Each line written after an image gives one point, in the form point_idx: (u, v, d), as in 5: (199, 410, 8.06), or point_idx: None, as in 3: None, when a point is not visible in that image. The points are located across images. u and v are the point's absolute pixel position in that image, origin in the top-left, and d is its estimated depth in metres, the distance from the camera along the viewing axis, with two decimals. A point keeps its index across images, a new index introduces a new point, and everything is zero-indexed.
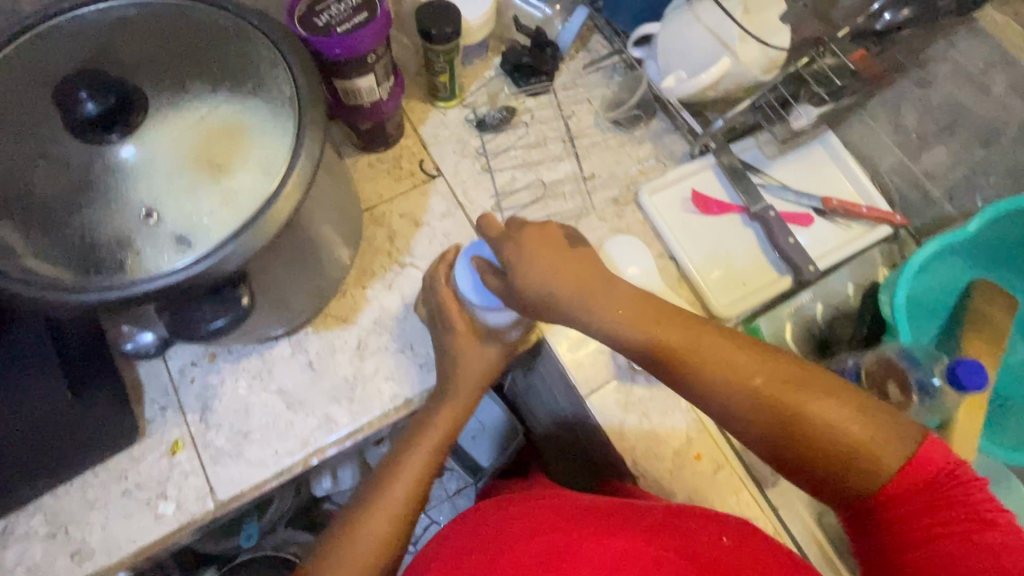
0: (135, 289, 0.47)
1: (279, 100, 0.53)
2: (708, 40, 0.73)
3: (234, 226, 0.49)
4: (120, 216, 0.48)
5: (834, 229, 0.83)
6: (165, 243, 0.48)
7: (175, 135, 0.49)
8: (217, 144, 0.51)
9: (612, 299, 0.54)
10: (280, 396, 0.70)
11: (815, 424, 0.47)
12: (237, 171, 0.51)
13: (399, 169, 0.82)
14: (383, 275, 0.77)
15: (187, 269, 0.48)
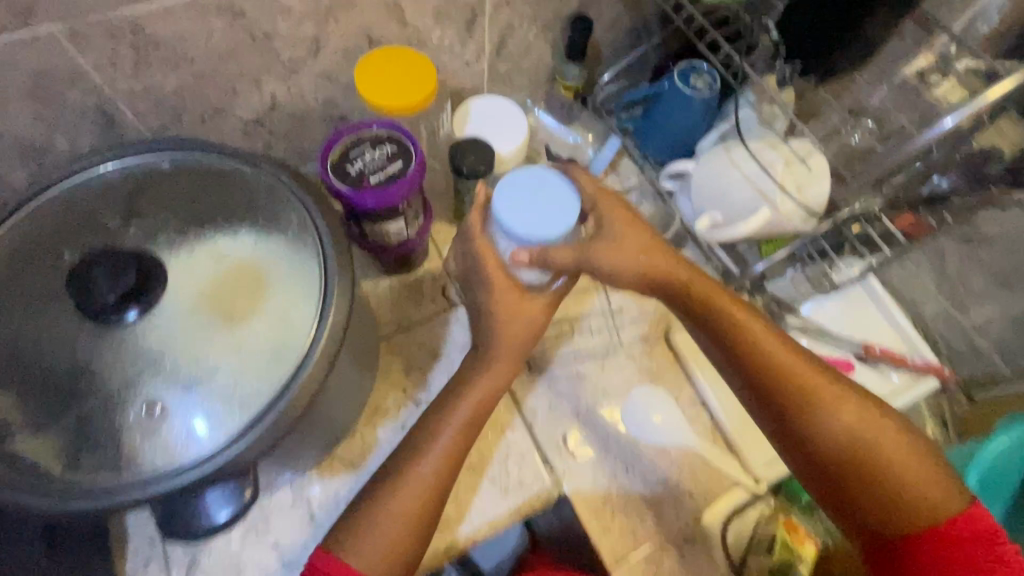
0: (142, 484, 0.44)
1: (304, 257, 0.52)
2: (744, 189, 0.71)
3: (256, 395, 0.47)
4: (130, 397, 0.46)
5: (878, 379, 0.78)
6: (173, 431, 0.45)
7: (198, 299, 0.48)
8: (243, 307, 0.50)
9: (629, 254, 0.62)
10: (276, 554, 0.65)
11: (877, 451, 0.57)
12: (261, 331, 0.49)
13: (420, 295, 0.80)
14: (397, 414, 0.72)
15: (204, 453, 0.45)
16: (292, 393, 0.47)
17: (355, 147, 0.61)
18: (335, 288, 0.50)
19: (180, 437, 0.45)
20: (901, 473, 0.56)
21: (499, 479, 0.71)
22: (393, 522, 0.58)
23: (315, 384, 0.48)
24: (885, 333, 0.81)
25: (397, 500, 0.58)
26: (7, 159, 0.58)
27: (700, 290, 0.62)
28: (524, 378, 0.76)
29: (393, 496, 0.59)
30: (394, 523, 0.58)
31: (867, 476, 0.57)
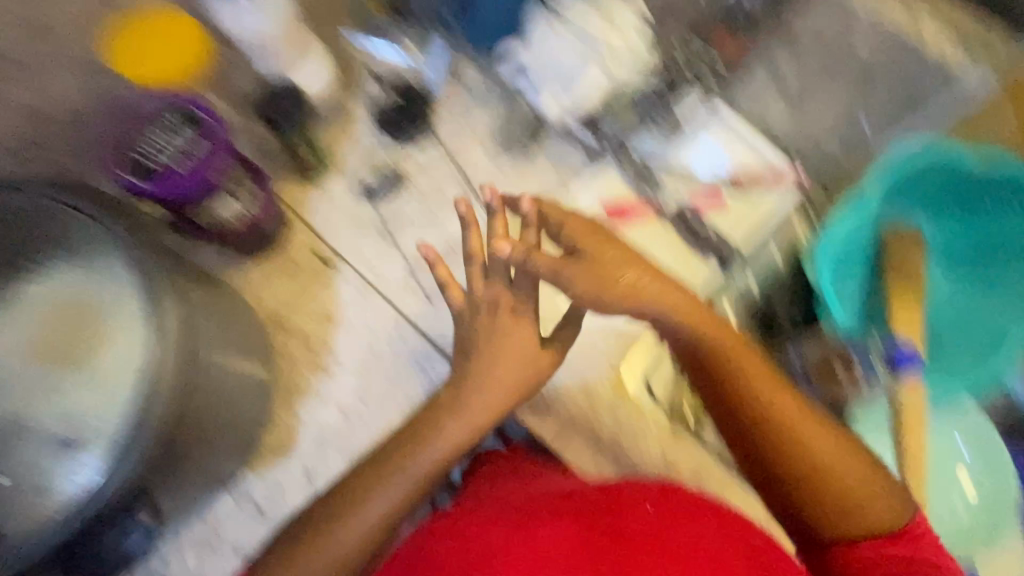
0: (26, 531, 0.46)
1: (104, 272, 0.49)
2: (575, 49, 0.75)
3: (104, 420, 0.47)
4: (11, 451, 0.48)
5: (746, 204, 0.80)
6: (51, 473, 0.47)
7: (36, 335, 0.50)
8: (79, 337, 0.50)
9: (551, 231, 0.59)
10: (237, 556, 0.64)
11: (768, 403, 0.53)
12: (93, 351, 0.49)
13: (295, 268, 0.76)
14: (312, 389, 0.70)
15: (78, 488, 0.46)
16: (152, 401, 0.46)
17: (145, 134, 0.58)
18: (148, 290, 0.47)
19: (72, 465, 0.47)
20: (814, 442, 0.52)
21: None
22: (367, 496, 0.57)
23: (162, 395, 0.47)
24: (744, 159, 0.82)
25: (355, 518, 0.56)
26: None
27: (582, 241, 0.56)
28: (425, 310, 0.74)
29: (343, 512, 0.57)
30: (347, 537, 0.56)
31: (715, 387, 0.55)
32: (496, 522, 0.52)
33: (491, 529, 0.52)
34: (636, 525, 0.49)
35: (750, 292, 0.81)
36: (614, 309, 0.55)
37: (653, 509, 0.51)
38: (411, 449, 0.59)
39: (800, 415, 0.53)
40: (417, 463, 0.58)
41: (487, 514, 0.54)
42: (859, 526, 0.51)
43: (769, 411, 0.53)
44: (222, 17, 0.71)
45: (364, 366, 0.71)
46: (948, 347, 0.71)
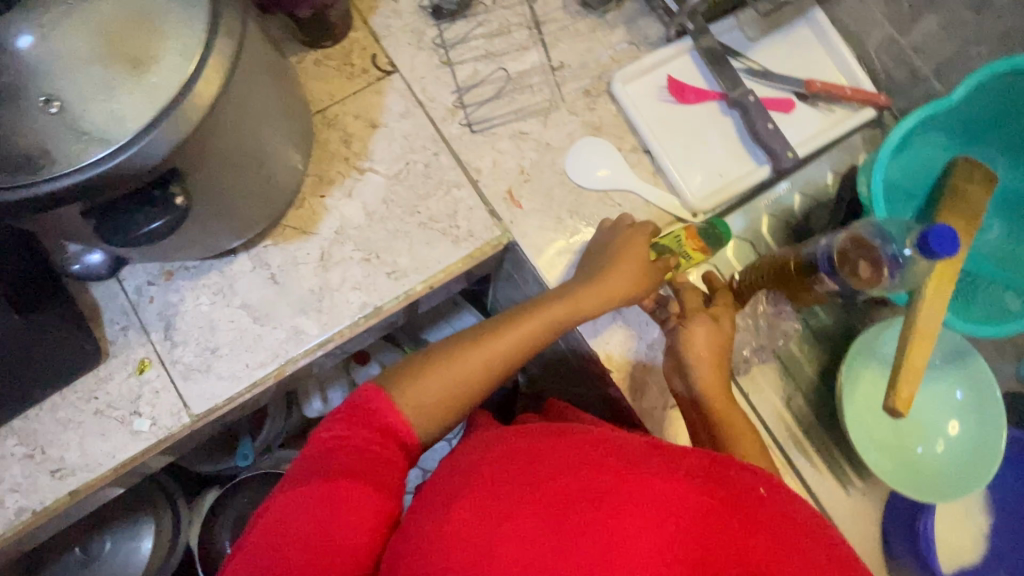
0: (41, 190, 0.43)
1: None
2: None
3: (147, 111, 0.44)
4: (20, 115, 0.43)
5: (815, 114, 0.80)
6: (66, 141, 0.43)
7: (78, 14, 0.43)
8: (128, 31, 0.44)
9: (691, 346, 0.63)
10: (245, 310, 0.68)
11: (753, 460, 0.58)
12: (151, 49, 0.44)
13: (349, 66, 0.76)
14: (343, 183, 0.72)
15: (102, 162, 0.43)
16: (195, 89, 0.44)
17: None
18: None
19: (105, 119, 0.43)
20: None
21: (449, 230, 0.72)
22: (480, 360, 0.59)
23: (216, 88, 0.45)
24: (828, 70, 0.81)
25: (461, 362, 0.58)
26: None
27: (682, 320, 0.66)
28: (465, 138, 0.75)
29: (467, 355, 0.59)
30: (449, 385, 0.58)
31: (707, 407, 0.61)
32: (570, 458, 0.48)
33: (584, 474, 0.47)
34: (748, 501, 0.45)
35: (791, 207, 0.79)
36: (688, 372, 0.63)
37: (765, 495, 0.47)
38: (503, 328, 0.60)
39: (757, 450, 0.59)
40: (531, 330, 0.61)
41: (551, 453, 0.49)
42: None
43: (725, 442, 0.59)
44: None
45: (394, 174, 0.73)
46: (975, 297, 0.67)
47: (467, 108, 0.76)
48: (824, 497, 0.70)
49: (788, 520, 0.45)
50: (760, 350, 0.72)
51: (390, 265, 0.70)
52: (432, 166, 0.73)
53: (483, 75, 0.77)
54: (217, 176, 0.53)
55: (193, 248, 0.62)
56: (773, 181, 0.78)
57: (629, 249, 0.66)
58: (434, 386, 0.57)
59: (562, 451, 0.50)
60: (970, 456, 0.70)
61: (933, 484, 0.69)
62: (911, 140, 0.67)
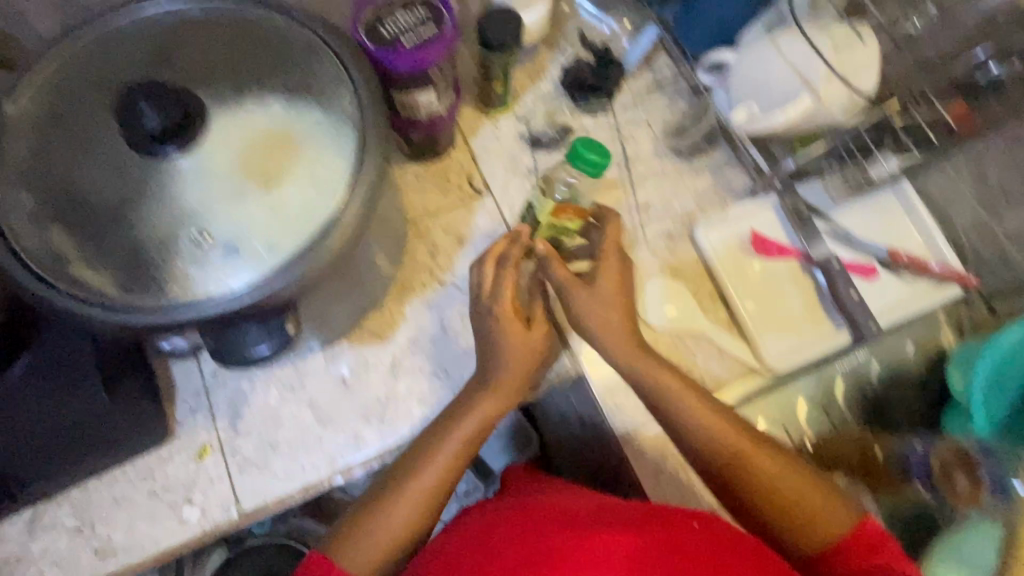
0: (180, 314, 0.45)
1: (340, 116, 0.50)
2: (788, 76, 0.68)
3: (291, 244, 0.47)
4: (172, 239, 0.46)
5: (899, 283, 0.79)
6: (213, 267, 0.46)
7: (237, 150, 0.47)
8: (278, 166, 0.48)
9: (693, 432, 0.64)
10: (310, 409, 0.69)
11: (767, 488, 0.61)
12: (296, 184, 0.48)
13: (446, 182, 0.79)
14: (424, 293, 0.74)
15: (244, 292, 0.45)
16: (331, 235, 0.47)
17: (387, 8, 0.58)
18: (369, 148, 0.49)
19: (250, 249, 0.47)
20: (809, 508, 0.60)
21: None
22: (405, 507, 0.61)
23: (356, 223, 0.48)
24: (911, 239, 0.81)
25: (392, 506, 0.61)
26: (40, 8, 0.59)
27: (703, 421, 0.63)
28: None
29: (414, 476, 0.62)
30: (387, 533, 0.60)
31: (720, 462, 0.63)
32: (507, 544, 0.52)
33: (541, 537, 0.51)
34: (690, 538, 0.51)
35: (867, 375, 0.77)
36: (710, 455, 0.63)
37: (697, 525, 0.53)
38: (413, 470, 0.63)
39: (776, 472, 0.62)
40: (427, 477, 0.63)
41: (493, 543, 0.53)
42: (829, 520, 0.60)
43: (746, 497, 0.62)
44: None
45: None
46: None
47: None
48: None
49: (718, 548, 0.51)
50: None
51: (458, 382, 0.71)
52: None
53: None
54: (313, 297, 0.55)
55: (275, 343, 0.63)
56: (851, 348, 0.77)
57: (527, 356, 0.66)
58: (359, 554, 0.59)
59: (500, 538, 0.54)
60: None
61: None
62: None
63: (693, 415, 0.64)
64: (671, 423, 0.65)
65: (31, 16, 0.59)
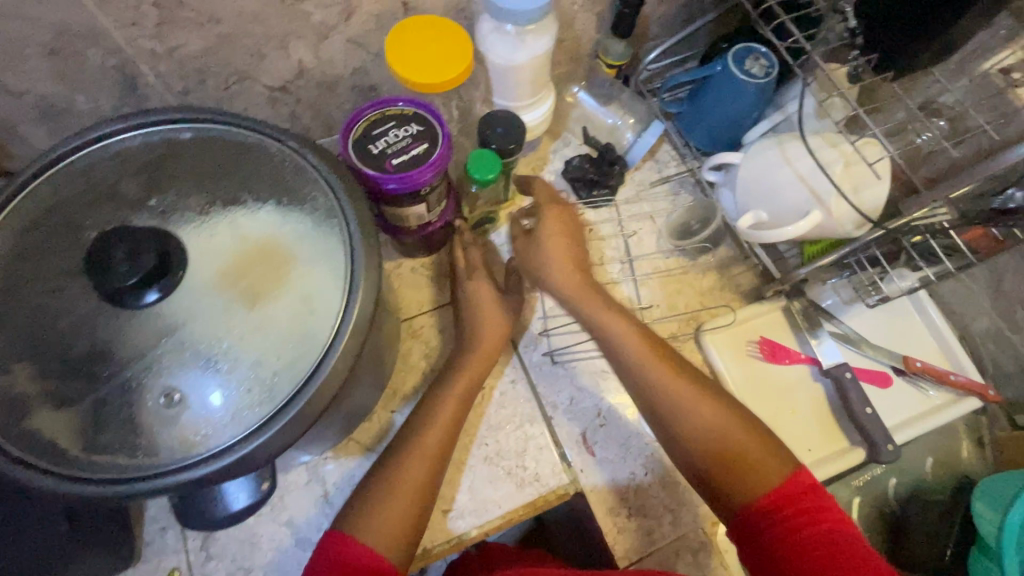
0: (140, 482, 0.40)
1: (333, 246, 0.48)
2: (799, 189, 0.67)
3: (270, 395, 0.43)
4: (143, 392, 0.43)
5: (914, 394, 0.75)
6: (186, 422, 0.43)
7: (219, 290, 0.45)
8: (264, 303, 0.46)
9: (700, 416, 0.58)
10: (289, 530, 0.64)
11: (759, 479, 0.53)
12: (280, 324, 0.46)
13: (443, 277, 0.77)
14: (415, 399, 0.70)
15: (213, 456, 0.41)
16: (313, 389, 0.43)
17: (377, 124, 0.58)
18: (360, 287, 0.45)
19: (227, 403, 0.43)
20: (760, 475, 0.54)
21: (514, 471, 0.68)
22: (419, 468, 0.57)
23: (346, 367, 0.44)
24: (926, 346, 0.78)
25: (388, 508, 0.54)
26: (28, 118, 0.57)
27: (690, 396, 0.59)
28: (546, 367, 0.73)
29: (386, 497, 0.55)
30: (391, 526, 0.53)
31: (722, 459, 0.56)
32: None
33: None
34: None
35: (883, 492, 0.73)
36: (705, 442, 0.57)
37: None
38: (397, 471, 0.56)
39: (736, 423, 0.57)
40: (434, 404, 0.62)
41: None
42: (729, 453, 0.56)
43: (704, 431, 0.57)
44: (480, 40, 0.65)
45: None
46: None
47: (550, 335, 0.75)
48: None
49: None
50: None
51: (447, 502, 0.66)
52: (509, 394, 0.71)
53: None
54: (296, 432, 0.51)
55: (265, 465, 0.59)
56: (865, 464, 0.73)
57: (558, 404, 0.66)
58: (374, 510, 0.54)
59: None
60: None
61: None
62: None
63: (669, 375, 0.61)
64: (666, 420, 0.60)
65: (21, 125, 0.58)
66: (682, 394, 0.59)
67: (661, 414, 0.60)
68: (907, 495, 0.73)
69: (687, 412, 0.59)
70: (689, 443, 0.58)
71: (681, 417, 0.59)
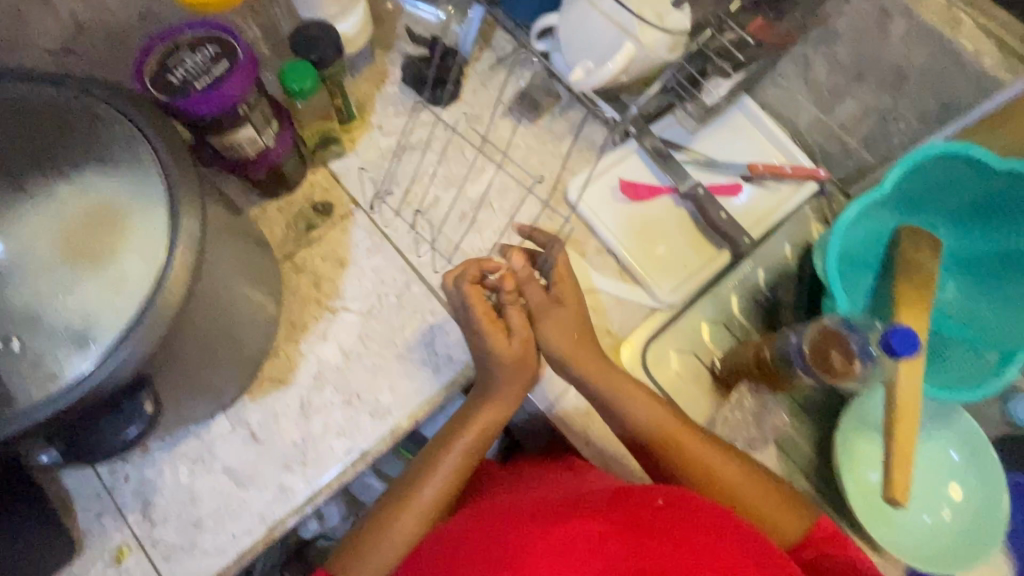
0: (13, 425, 0.42)
1: (143, 172, 0.47)
2: (608, 28, 0.71)
3: (118, 321, 0.44)
4: None
5: (763, 193, 0.84)
6: (38, 367, 0.43)
7: (31, 237, 0.44)
8: (86, 243, 0.45)
9: (637, 411, 0.64)
10: (227, 475, 0.66)
11: (682, 447, 0.63)
12: (107, 256, 0.45)
13: (312, 207, 0.78)
14: (316, 326, 0.72)
15: (77, 385, 0.43)
16: (158, 302, 0.45)
17: (173, 55, 0.56)
18: (184, 203, 0.47)
19: (73, 339, 0.43)
20: (695, 458, 0.63)
21: (428, 359, 0.72)
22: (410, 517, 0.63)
23: (187, 272, 0.46)
24: (765, 150, 0.86)
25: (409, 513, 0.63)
26: None
27: (620, 398, 0.65)
28: (434, 262, 0.77)
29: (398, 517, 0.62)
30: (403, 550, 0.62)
31: (654, 440, 0.64)
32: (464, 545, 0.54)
33: (496, 543, 0.52)
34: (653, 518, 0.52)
35: (757, 284, 0.81)
36: (640, 429, 0.64)
37: (662, 505, 0.53)
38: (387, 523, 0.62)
39: (749, 480, 0.62)
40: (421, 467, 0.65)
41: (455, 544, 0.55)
42: (665, 445, 0.63)
43: (731, 494, 0.62)
44: None
45: (368, 310, 0.73)
46: (951, 364, 0.67)
47: (432, 234, 0.78)
48: None
49: (662, 517, 0.52)
50: (751, 438, 0.73)
51: (371, 403, 0.69)
52: (405, 297, 0.74)
53: (445, 201, 0.80)
54: (177, 365, 0.52)
55: (177, 423, 0.61)
56: (735, 264, 0.81)
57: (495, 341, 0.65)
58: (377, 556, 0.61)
59: (448, 550, 0.55)
60: (982, 522, 0.67)
61: (962, 559, 0.65)
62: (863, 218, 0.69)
63: (591, 367, 0.65)
64: (611, 412, 0.65)
65: None
66: (613, 408, 0.65)
67: (607, 408, 0.65)
68: (780, 275, 0.81)
69: (621, 416, 0.65)
70: (629, 428, 0.65)
71: (616, 410, 0.65)
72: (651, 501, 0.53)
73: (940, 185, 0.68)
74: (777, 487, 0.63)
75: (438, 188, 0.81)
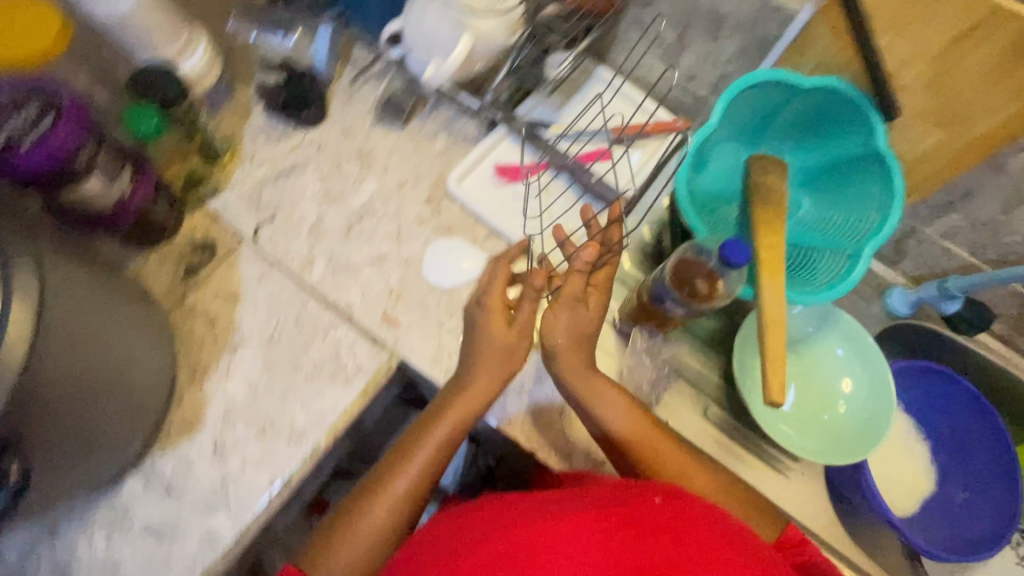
0: None
1: None
2: (442, 24, 0.73)
3: None
4: None
5: (631, 153, 0.89)
6: None
7: None
8: None
9: (610, 406, 0.65)
10: (146, 534, 0.64)
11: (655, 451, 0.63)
12: None
13: (195, 247, 0.77)
14: (218, 365, 0.72)
15: None
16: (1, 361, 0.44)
17: None
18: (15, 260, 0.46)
19: None
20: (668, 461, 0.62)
21: (337, 373, 0.72)
22: (373, 520, 0.58)
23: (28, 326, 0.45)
24: (628, 113, 0.91)
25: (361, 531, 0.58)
26: None
27: (595, 394, 0.65)
28: (327, 279, 0.77)
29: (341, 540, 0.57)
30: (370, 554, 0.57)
31: (627, 441, 0.63)
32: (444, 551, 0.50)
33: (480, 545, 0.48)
34: (646, 514, 0.47)
35: (642, 238, 0.86)
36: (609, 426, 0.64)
37: (659, 503, 0.48)
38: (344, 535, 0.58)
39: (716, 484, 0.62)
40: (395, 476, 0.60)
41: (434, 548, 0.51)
42: (634, 439, 0.63)
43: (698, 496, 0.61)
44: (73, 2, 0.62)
45: (268, 338, 0.73)
46: (817, 267, 0.73)
47: (322, 252, 0.79)
48: (766, 493, 0.72)
49: (661, 513, 0.47)
50: (662, 381, 0.76)
51: (286, 429, 0.69)
52: (304, 318, 0.75)
53: (330, 218, 0.81)
54: (55, 427, 0.50)
55: (79, 490, 0.60)
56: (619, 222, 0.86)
57: (488, 321, 0.66)
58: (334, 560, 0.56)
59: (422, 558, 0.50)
60: (869, 408, 0.72)
61: (867, 438, 0.70)
62: (708, 155, 0.76)
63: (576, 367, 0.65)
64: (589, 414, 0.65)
65: None
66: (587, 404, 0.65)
67: (581, 404, 0.65)
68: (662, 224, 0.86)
69: (595, 414, 0.64)
70: (605, 429, 0.64)
71: (589, 408, 0.65)
72: (648, 500, 0.49)
73: (765, 116, 0.76)
74: (744, 493, 0.63)
75: (321, 206, 0.82)
